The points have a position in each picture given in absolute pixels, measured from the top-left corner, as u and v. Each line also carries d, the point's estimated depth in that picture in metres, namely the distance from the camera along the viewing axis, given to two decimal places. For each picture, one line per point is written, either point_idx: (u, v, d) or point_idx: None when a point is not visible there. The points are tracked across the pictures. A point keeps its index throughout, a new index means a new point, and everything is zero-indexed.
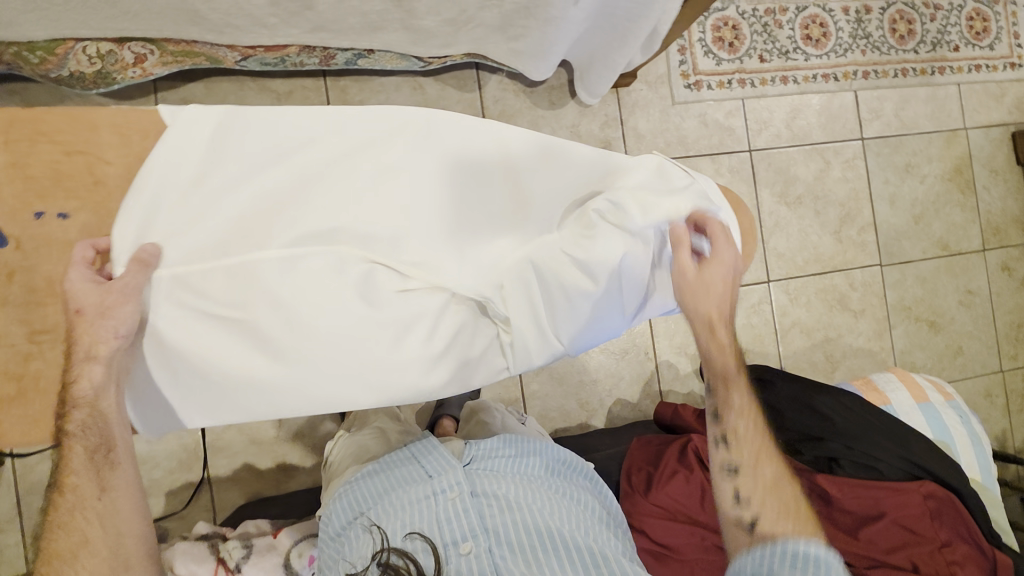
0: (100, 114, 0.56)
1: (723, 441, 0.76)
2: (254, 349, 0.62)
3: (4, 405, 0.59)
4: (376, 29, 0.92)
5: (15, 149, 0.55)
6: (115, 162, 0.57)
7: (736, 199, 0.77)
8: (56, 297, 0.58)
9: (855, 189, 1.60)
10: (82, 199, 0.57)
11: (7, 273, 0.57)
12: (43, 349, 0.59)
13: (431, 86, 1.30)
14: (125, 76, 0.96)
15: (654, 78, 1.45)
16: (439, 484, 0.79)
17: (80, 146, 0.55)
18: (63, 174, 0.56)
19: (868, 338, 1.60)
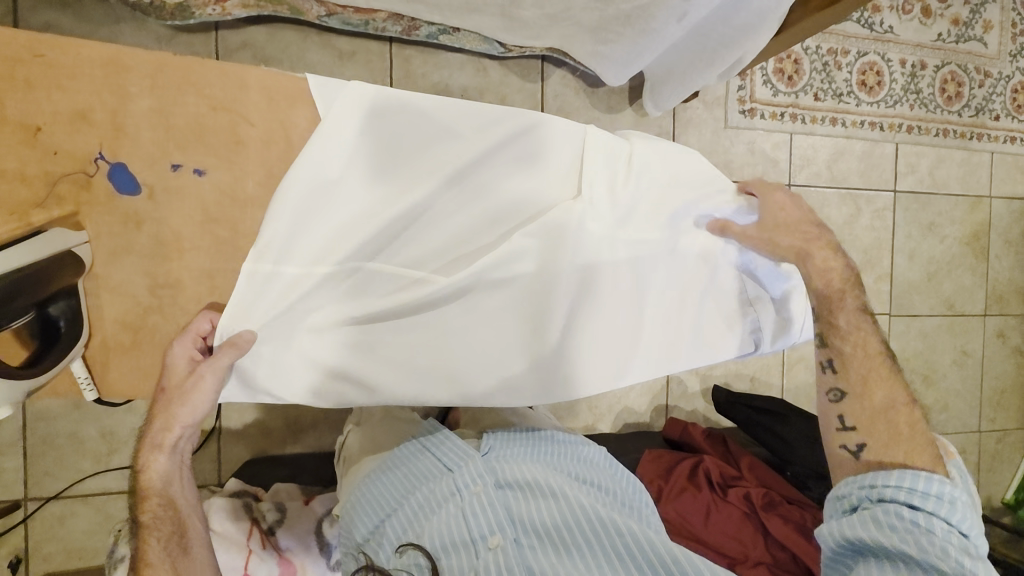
0: (250, 72, 0.59)
1: (840, 389, 0.74)
2: (347, 326, 0.68)
3: (116, 351, 0.66)
4: (472, 11, 0.90)
5: (166, 96, 0.57)
6: (258, 124, 0.60)
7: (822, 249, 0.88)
8: (181, 254, 0.63)
9: (880, 239, 1.64)
10: (220, 158, 0.60)
11: (136, 220, 0.60)
12: (161, 302, 0.64)
13: (495, 70, 1.28)
14: (203, 12, 0.92)
15: (711, 99, 1.46)
16: (464, 477, 0.82)
17: (229, 104, 0.58)
18: (206, 129, 0.59)
19: None
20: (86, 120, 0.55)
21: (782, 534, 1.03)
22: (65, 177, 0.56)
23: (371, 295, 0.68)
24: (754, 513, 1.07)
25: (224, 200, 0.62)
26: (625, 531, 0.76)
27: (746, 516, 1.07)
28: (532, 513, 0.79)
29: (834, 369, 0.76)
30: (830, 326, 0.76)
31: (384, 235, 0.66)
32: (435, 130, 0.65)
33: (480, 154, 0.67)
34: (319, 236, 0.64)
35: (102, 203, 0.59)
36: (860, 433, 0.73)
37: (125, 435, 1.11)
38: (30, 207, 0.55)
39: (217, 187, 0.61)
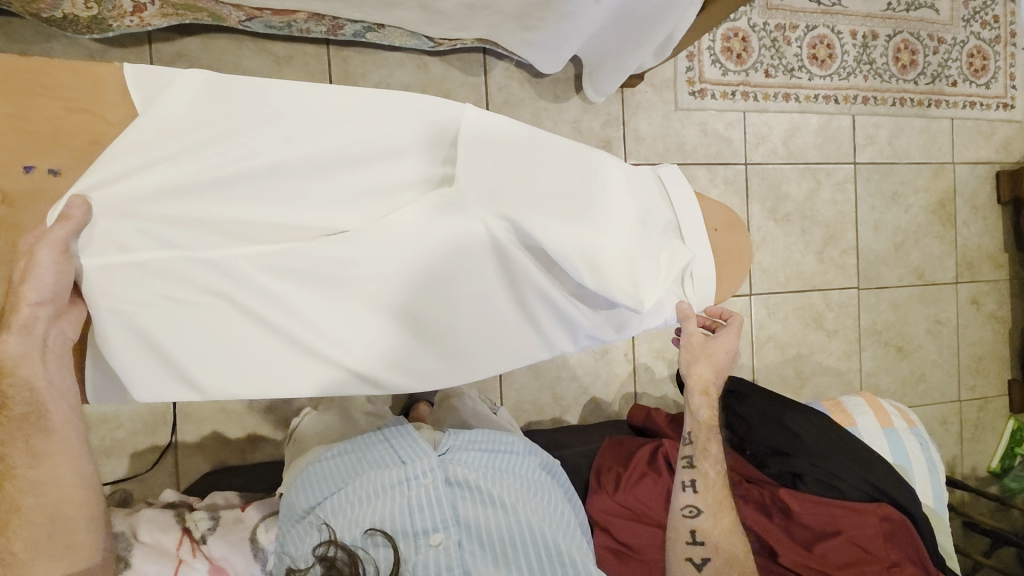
0: (106, 72, 0.60)
1: (691, 484, 0.94)
2: (215, 318, 0.66)
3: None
4: (390, 6, 0.89)
5: (16, 100, 0.58)
6: (116, 123, 0.61)
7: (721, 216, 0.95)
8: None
9: (843, 212, 1.63)
10: (77, 158, 0.61)
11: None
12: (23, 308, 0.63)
13: (435, 66, 1.27)
14: (121, 24, 0.92)
15: (659, 82, 1.45)
16: (415, 469, 0.81)
17: (85, 104, 0.60)
18: (61, 130, 0.60)
19: (838, 357, 1.65)
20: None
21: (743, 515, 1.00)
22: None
23: (235, 282, 0.66)
24: None
25: None
26: (561, 552, 0.78)
27: None
28: (476, 520, 0.79)
29: (694, 489, 0.94)
30: (700, 450, 0.96)
31: (249, 221, 0.66)
32: (294, 109, 0.65)
33: (356, 131, 0.67)
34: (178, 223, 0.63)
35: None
36: (705, 548, 0.90)
37: None
38: None
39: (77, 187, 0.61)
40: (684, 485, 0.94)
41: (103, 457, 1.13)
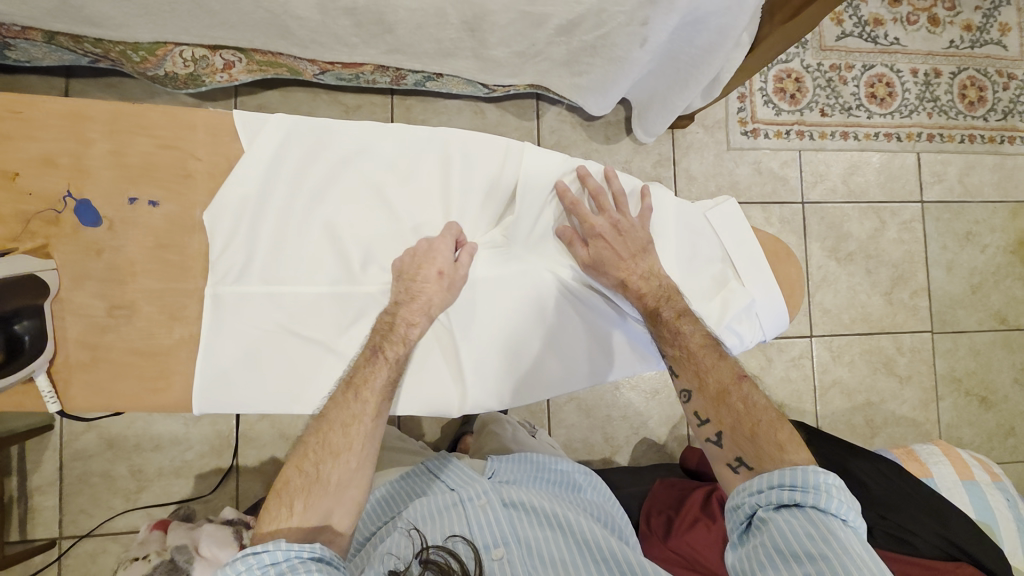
0: (197, 115, 0.70)
1: (740, 463, 0.71)
2: (293, 327, 0.77)
3: (78, 369, 0.70)
4: (448, 56, 0.96)
5: (123, 139, 0.69)
6: (203, 158, 0.71)
7: (784, 248, 0.88)
8: (135, 276, 0.71)
9: (911, 252, 1.56)
10: (169, 189, 0.71)
11: (97, 249, 0.70)
12: (118, 323, 0.71)
13: (491, 112, 1.34)
14: (213, 80, 1.03)
15: (711, 122, 1.46)
16: (467, 493, 0.82)
17: (179, 143, 0.70)
18: (158, 165, 0.70)
19: (913, 406, 1.54)
20: (53, 164, 0.68)
21: None
22: (37, 216, 0.68)
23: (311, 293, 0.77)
24: None
25: (174, 228, 0.72)
26: (632, 564, 0.75)
27: None
28: (534, 535, 0.78)
29: (745, 468, 0.71)
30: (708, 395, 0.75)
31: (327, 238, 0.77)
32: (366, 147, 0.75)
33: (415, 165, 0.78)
34: (270, 239, 0.75)
35: (68, 235, 0.69)
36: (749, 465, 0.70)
37: (152, 472, 1.19)
38: (7, 241, 0.67)
39: (169, 215, 0.71)
40: (732, 466, 0.72)
41: (173, 477, 1.20)
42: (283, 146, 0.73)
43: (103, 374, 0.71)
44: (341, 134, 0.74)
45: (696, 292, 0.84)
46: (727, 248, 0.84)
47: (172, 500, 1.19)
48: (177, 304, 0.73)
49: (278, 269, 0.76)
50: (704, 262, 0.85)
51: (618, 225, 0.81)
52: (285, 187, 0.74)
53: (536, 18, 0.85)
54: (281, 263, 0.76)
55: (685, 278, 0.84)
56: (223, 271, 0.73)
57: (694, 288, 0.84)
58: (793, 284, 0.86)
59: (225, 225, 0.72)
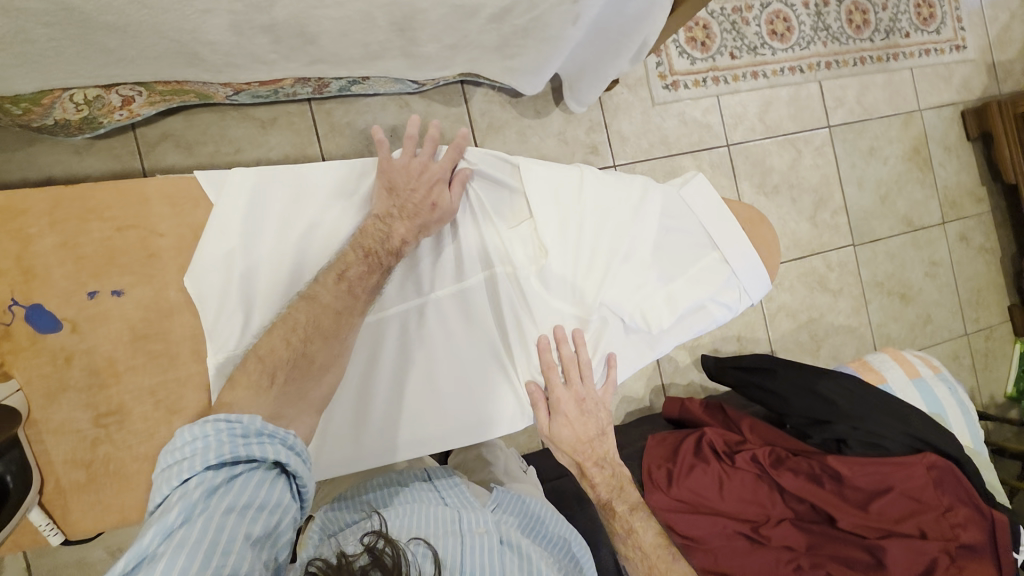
0: (146, 186, 0.66)
1: None
2: None
3: (73, 491, 0.65)
4: (375, 58, 0.91)
5: (68, 229, 0.63)
6: (167, 234, 0.67)
7: (758, 215, 0.92)
8: (118, 376, 0.65)
9: (826, 175, 1.68)
10: (134, 275, 0.66)
11: (65, 356, 0.63)
12: (108, 431, 0.65)
13: (417, 103, 1.28)
14: (111, 119, 0.93)
15: (633, 81, 1.48)
16: (469, 517, 0.78)
17: (136, 222, 0.65)
18: (116, 250, 0.64)
19: (848, 315, 1.69)
20: None
21: (796, 488, 1.04)
22: None
23: None
24: (765, 473, 1.07)
25: (151, 315, 0.66)
26: None
27: (758, 477, 1.06)
28: None
29: None
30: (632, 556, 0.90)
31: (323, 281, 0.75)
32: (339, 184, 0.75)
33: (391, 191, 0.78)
34: (265, 294, 0.71)
35: (26, 347, 0.62)
36: None
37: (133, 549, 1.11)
38: None
39: (141, 303, 0.65)
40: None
41: None
42: (257, 196, 0.70)
43: (106, 489, 0.66)
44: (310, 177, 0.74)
45: (688, 270, 0.86)
46: (711, 232, 0.87)
47: None
48: (172, 398, 0.67)
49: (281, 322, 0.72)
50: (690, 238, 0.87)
51: (583, 401, 0.87)
52: (270, 238, 0.71)
53: (467, 10, 0.82)
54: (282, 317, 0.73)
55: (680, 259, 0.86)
56: (222, 336, 0.68)
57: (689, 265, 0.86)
58: (768, 242, 0.91)
59: (214, 287, 0.68)
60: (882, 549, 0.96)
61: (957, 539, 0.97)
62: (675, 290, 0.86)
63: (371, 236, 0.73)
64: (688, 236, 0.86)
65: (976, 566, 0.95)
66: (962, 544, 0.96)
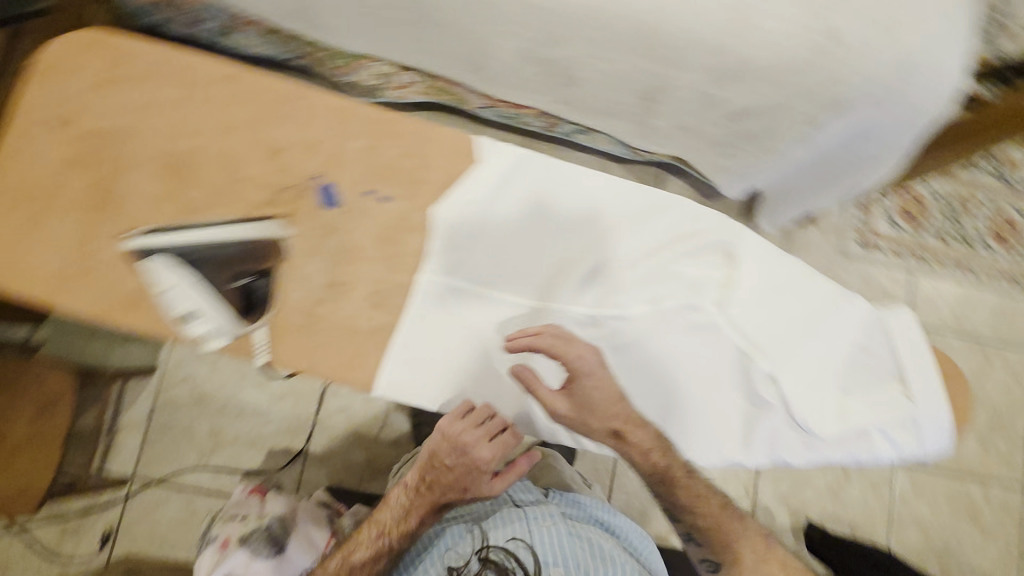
0: (442, 133, 0.74)
1: None
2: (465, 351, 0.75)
3: (292, 330, 0.70)
4: (612, 116, 1.03)
5: (380, 136, 0.73)
6: (440, 169, 0.74)
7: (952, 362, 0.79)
8: (357, 261, 0.72)
9: (1014, 400, 1.49)
10: (406, 189, 0.73)
11: (330, 228, 0.72)
12: (333, 296, 0.71)
13: (618, 172, 1.40)
14: (390, 93, 1.14)
15: (827, 226, 1.47)
16: (535, 508, 0.80)
17: (422, 151, 0.73)
18: (401, 167, 0.73)
19: (993, 565, 1.42)
20: (314, 148, 0.72)
21: None
22: (290, 190, 0.71)
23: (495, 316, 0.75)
24: None
25: (399, 226, 0.73)
26: None
27: None
28: (596, 566, 0.75)
29: None
30: None
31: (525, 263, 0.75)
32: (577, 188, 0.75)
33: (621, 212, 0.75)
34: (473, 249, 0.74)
35: (309, 211, 0.71)
36: None
37: (228, 438, 1.24)
38: (261, 206, 0.70)
39: (398, 213, 0.73)
40: None
41: (247, 447, 1.24)
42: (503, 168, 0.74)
43: (311, 339, 0.70)
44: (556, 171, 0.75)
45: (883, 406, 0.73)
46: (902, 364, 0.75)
47: (240, 469, 1.24)
48: (386, 294, 0.73)
49: (480, 275, 0.75)
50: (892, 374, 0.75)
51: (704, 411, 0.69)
52: (499, 205, 0.74)
53: (713, 100, 0.90)
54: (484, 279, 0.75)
55: (879, 392, 0.74)
56: (438, 261, 0.73)
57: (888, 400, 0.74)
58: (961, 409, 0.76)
59: (451, 224, 0.73)
60: None
61: None
62: (849, 405, 0.74)
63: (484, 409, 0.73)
64: (877, 361, 0.75)
65: None
66: None
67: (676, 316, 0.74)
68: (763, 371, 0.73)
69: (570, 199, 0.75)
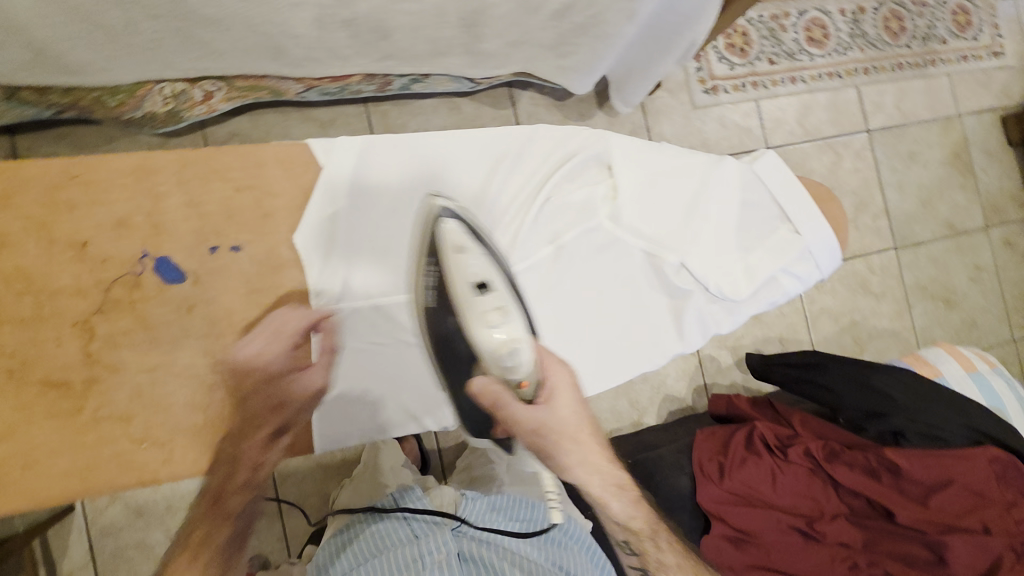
0: (266, 151, 0.72)
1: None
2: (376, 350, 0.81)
3: (187, 431, 0.71)
4: (441, 55, 0.96)
5: (193, 187, 0.70)
6: (280, 194, 0.73)
7: (827, 192, 0.97)
8: (234, 326, 0.72)
9: (867, 179, 1.69)
10: (251, 232, 0.72)
11: (188, 305, 0.70)
12: (223, 376, 0.72)
13: (467, 105, 1.34)
14: (192, 113, 0.99)
15: (674, 85, 1.51)
16: (428, 546, 0.84)
17: (256, 182, 0.72)
18: (233, 207, 0.71)
19: (890, 318, 1.68)
20: (128, 225, 0.68)
21: (852, 482, 1.04)
22: (119, 280, 0.68)
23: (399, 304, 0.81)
24: (820, 468, 1.07)
25: (265, 270, 0.73)
26: None
27: (812, 472, 1.07)
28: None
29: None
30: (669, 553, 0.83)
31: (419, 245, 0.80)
32: (448, 155, 0.80)
33: (496, 164, 0.81)
34: (361, 254, 0.78)
35: (153, 295, 0.69)
36: None
37: None
38: (92, 313, 0.67)
39: (258, 259, 0.72)
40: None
41: None
42: (357, 163, 0.76)
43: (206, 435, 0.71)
44: (414, 145, 0.78)
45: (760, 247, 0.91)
46: (782, 206, 0.91)
47: None
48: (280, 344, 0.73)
49: (373, 279, 0.79)
50: (760, 211, 0.91)
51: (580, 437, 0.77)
52: (370, 202, 0.78)
53: (532, 6, 0.87)
54: (378, 279, 0.80)
55: (757, 238, 0.91)
56: (326, 289, 0.76)
57: (768, 239, 0.91)
58: (837, 218, 0.96)
59: (323, 245, 0.75)
60: (945, 546, 0.96)
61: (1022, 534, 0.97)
62: (753, 261, 0.91)
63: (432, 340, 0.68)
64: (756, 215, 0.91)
65: None
66: None
67: (580, 240, 0.86)
68: (672, 263, 0.89)
69: (444, 168, 0.79)
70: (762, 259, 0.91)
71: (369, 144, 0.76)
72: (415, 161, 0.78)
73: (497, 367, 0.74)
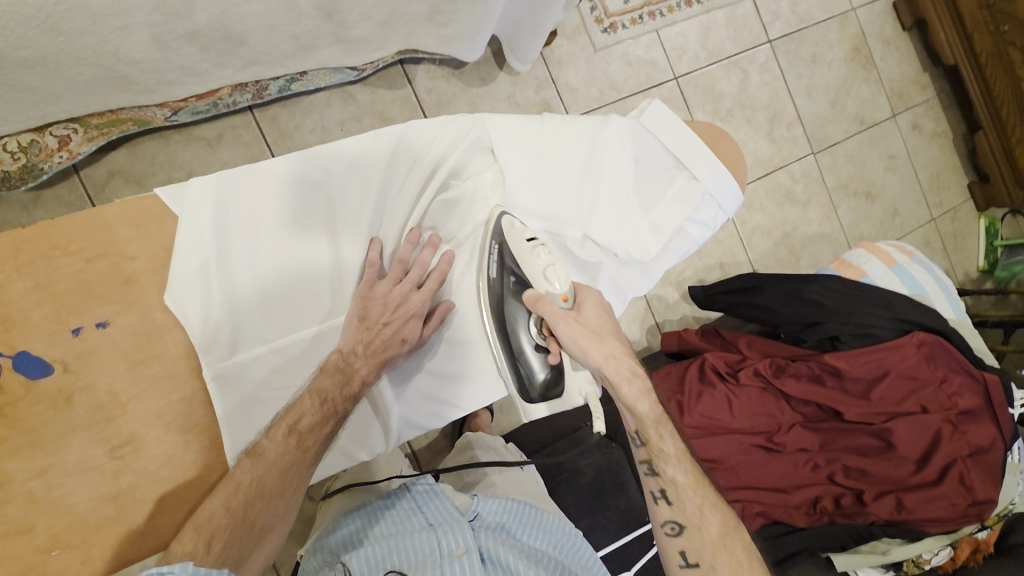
0: (108, 212, 0.65)
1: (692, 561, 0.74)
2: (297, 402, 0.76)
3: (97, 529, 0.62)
4: (309, 49, 0.89)
5: (36, 268, 0.62)
6: (138, 256, 0.66)
7: (719, 130, 0.99)
8: (124, 407, 0.64)
9: (776, 90, 1.70)
10: (116, 303, 0.65)
11: (65, 397, 0.62)
12: (126, 462, 0.64)
13: (361, 92, 1.26)
14: (53, 164, 0.88)
15: (571, 30, 1.46)
16: (447, 537, 0.74)
17: (106, 248, 0.65)
18: (91, 281, 0.64)
19: (820, 223, 1.73)
20: None
21: (801, 392, 1.08)
22: None
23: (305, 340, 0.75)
24: (770, 384, 1.10)
25: (142, 340, 0.66)
26: None
27: (764, 390, 1.10)
28: None
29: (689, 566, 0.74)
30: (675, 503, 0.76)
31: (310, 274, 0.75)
32: (310, 175, 0.73)
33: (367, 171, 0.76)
34: (247, 301, 0.71)
35: (22, 397, 0.60)
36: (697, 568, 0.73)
37: None
38: None
39: (130, 330, 0.65)
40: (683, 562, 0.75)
41: None
42: (214, 204, 0.69)
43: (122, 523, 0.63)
44: (274, 172, 0.72)
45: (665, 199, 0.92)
46: (676, 155, 0.92)
47: None
48: (182, 417, 0.67)
49: (266, 325, 0.73)
50: (656, 162, 0.92)
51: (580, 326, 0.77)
52: (240, 242, 0.71)
53: None
54: (270, 324, 0.73)
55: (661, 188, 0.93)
56: (216, 347, 0.69)
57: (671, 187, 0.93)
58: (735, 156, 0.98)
59: (195, 301, 0.68)
60: (890, 432, 1.03)
61: (956, 406, 1.06)
62: (660, 216, 0.92)
63: (330, 379, 0.72)
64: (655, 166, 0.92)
65: (973, 427, 1.06)
66: (961, 410, 1.06)
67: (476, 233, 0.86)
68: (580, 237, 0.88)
69: (313, 189, 0.74)
70: (670, 209, 0.92)
71: (221, 180, 0.70)
72: (279, 188, 0.72)
73: (543, 284, 0.79)
